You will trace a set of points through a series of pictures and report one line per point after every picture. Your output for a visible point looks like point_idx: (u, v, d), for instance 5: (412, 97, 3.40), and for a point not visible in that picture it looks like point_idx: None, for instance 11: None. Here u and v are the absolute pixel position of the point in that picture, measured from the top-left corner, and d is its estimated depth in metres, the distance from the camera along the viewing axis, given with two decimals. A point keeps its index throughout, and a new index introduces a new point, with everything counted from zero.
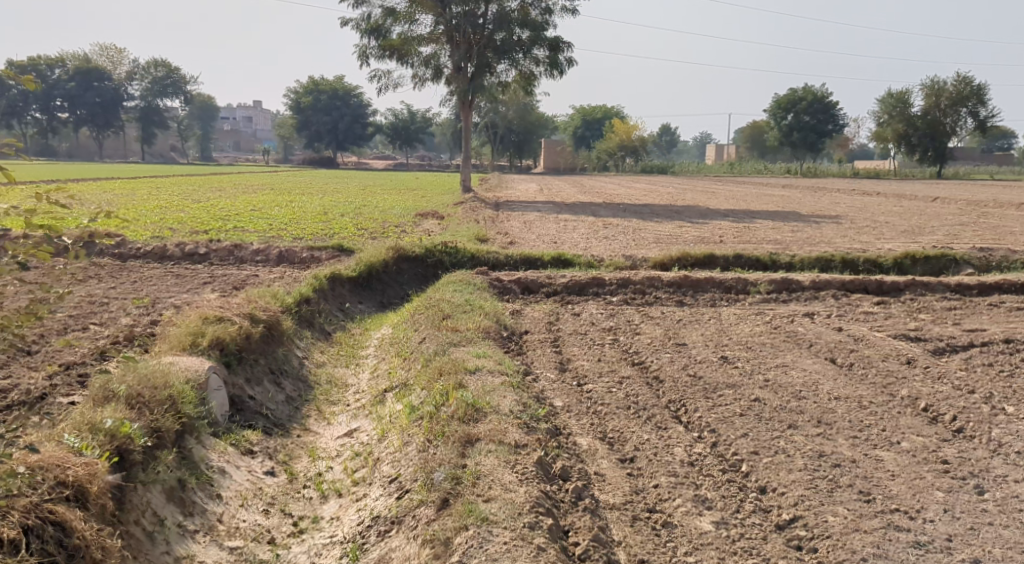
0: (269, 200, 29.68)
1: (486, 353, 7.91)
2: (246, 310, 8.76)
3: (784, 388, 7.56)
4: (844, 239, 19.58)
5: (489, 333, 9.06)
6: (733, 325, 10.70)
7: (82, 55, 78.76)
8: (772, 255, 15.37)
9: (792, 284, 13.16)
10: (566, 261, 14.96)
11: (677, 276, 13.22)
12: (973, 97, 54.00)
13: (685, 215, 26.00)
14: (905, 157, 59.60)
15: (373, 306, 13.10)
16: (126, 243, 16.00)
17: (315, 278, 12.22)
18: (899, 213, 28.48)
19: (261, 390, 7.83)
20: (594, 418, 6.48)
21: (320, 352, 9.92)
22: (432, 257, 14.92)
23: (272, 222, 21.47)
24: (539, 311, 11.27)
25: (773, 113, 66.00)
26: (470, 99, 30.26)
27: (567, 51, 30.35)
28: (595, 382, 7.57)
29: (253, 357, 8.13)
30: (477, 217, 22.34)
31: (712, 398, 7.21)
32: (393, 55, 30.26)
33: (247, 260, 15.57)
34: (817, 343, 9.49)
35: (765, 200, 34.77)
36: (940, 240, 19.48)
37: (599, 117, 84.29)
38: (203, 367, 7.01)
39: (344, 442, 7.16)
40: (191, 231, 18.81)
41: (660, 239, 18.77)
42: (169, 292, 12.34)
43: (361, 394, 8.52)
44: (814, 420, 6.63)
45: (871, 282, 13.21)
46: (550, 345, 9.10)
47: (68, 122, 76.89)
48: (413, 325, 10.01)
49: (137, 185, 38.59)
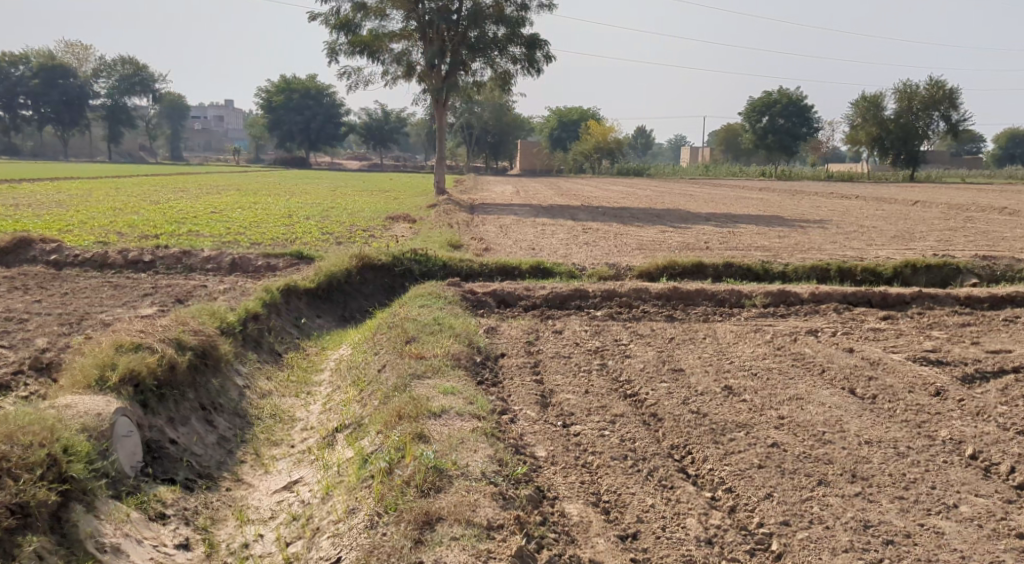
0: (234, 202, 28.19)
1: (453, 387, 6.68)
2: (171, 332, 7.45)
3: (805, 428, 6.45)
4: (834, 245, 18.65)
5: (458, 359, 7.85)
6: (732, 345, 9.57)
7: (47, 53, 77.02)
8: (763, 263, 14.34)
9: (790, 296, 12.11)
10: (545, 270, 13.78)
11: (665, 287, 12.15)
12: (946, 101, 53.77)
13: (667, 219, 24.99)
14: (879, 160, 59.36)
15: (333, 320, 11.87)
16: (65, 249, 14.60)
17: (266, 291, 10.96)
18: (884, 217, 27.62)
19: (186, 432, 6.61)
20: (583, 474, 5.31)
21: (265, 379, 8.64)
22: (399, 266, 13.68)
23: (231, 225, 20.15)
24: (516, 328, 10.10)
25: (749, 116, 65.39)
26: (444, 98, 29.01)
27: (544, 49, 29.21)
28: (584, 423, 6.41)
29: (181, 391, 6.89)
30: (450, 221, 21.13)
31: (722, 443, 6.07)
32: (363, 51, 28.95)
33: (195, 268, 14.24)
34: (830, 369, 8.37)
35: (745, 203, 33.91)
36: (934, 247, 18.57)
37: (575, 119, 83.30)
38: (107, 410, 5.78)
39: (281, 501, 5.92)
40: (140, 236, 17.38)
41: (642, 244, 17.70)
42: (103, 306, 10.98)
43: (309, 433, 7.28)
44: (848, 472, 5.54)
45: (875, 294, 12.19)
46: (529, 373, 7.92)
47: (32, 120, 74.61)
48: (373, 348, 8.78)
49: (94, 184, 36.87)
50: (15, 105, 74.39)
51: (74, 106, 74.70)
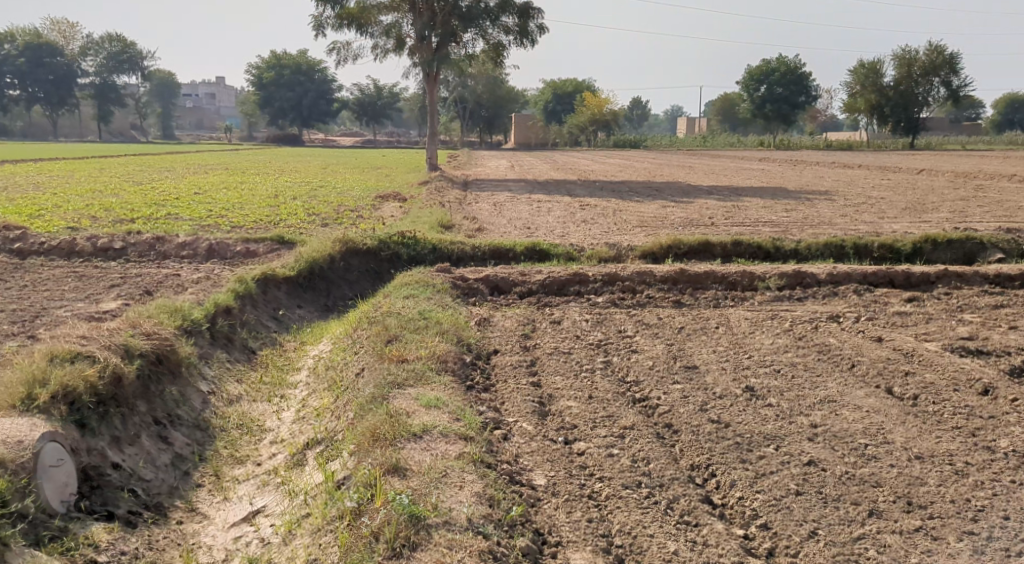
0: (219, 182, 27.16)
1: (438, 398, 5.81)
2: (120, 337, 6.55)
3: (843, 439, 5.63)
4: (844, 219, 17.77)
5: (445, 362, 6.97)
6: (748, 335, 8.70)
7: (33, 31, 75.31)
8: (775, 240, 13.42)
9: (807, 277, 11.20)
10: (542, 252, 12.91)
11: (672, 270, 11.24)
12: (946, 66, 52.46)
13: (666, 193, 24.06)
14: (878, 128, 58.29)
15: (315, 311, 10.99)
16: (30, 236, 13.65)
17: (239, 282, 10.06)
18: (890, 187, 26.62)
19: (133, 454, 5.76)
20: (591, 509, 4.53)
21: (234, 382, 7.76)
22: (386, 249, 12.75)
23: (212, 207, 19.18)
24: (511, 319, 9.24)
25: (746, 85, 64.12)
26: (435, 72, 27.94)
27: (537, 19, 28.12)
28: (588, 439, 5.56)
29: (129, 405, 6.04)
30: (443, 200, 20.20)
31: (750, 461, 5.24)
32: (351, 24, 27.77)
33: (170, 256, 13.33)
34: (861, 363, 7.51)
35: (746, 175, 32.92)
36: (948, 219, 17.68)
37: (570, 90, 81.81)
38: (30, 437, 4.95)
39: (238, 537, 5.10)
40: (114, 221, 16.42)
41: (643, 221, 16.80)
42: (63, 299, 10.07)
43: (279, 447, 6.43)
44: (902, 499, 4.75)
45: (898, 274, 11.29)
46: (526, 375, 7.07)
47: (19, 100, 73.11)
48: (353, 346, 7.90)
49: (77, 166, 35.63)
50: (2, 85, 72.82)
51: (61, 85, 73.02)
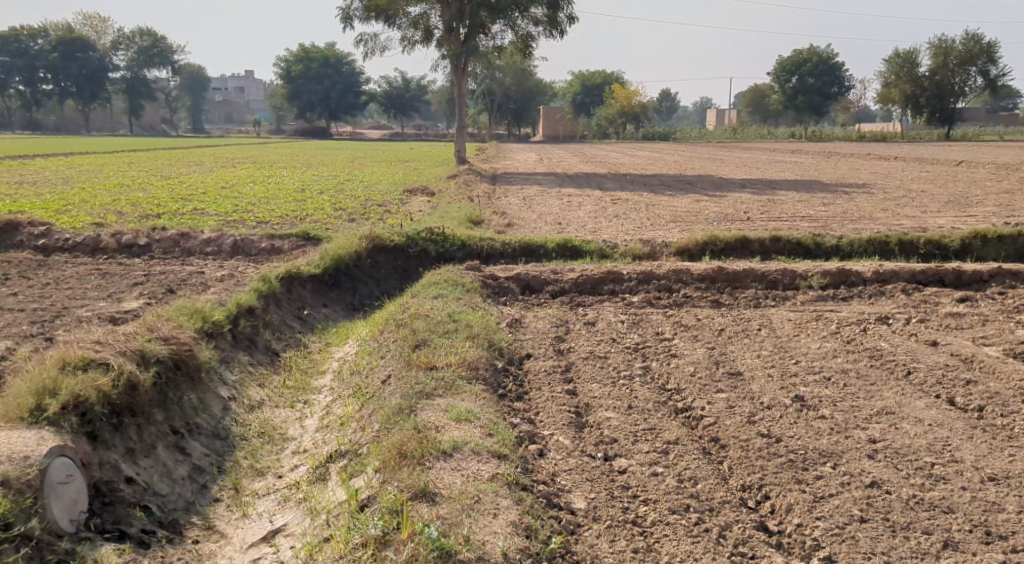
0: (246, 176, 27.02)
1: (469, 411, 5.47)
2: (136, 342, 6.27)
3: (906, 457, 5.19)
4: (885, 213, 17.14)
5: (475, 369, 6.61)
6: (794, 339, 8.23)
7: (66, 26, 76.04)
8: (815, 236, 12.89)
9: (852, 276, 10.67)
10: (573, 249, 12.50)
11: (710, 268, 10.77)
12: (984, 55, 50.95)
13: (699, 186, 23.51)
14: (913, 119, 56.92)
15: (341, 310, 10.70)
16: (55, 232, 13.52)
17: (263, 281, 9.78)
18: (930, 180, 25.78)
19: (148, 466, 5.48)
20: (637, 539, 4.24)
21: (256, 387, 7.45)
22: (413, 246, 12.42)
23: (238, 202, 18.98)
24: (542, 321, 8.86)
25: (777, 76, 62.95)
26: (463, 64, 27.59)
27: (567, 9, 27.60)
28: (630, 454, 5.18)
29: (145, 414, 5.77)
30: (471, 194, 19.86)
31: (806, 482, 4.84)
32: (378, 16, 27.47)
33: (194, 252, 13.14)
34: (918, 370, 7.03)
35: (779, 167, 32.17)
36: (995, 213, 16.99)
37: (598, 82, 80.98)
38: (36, 452, 4.72)
39: (256, 561, 4.81)
40: (140, 216, 16.28)
41: (677, 216, 16.31)
42: (85, 297, 9.87)
43: (302, 458, 6.12)
44: (979, 529, 4.38)
45: (948, 272, 10.71)
46: (560, 382, 6.69)
47: (52, 94, 73.89)
48: (379, 350, 7.57)
49: (108, 160, 35.71)
50: (36, 79, 73.62)
51: (94, 79, 73.64)
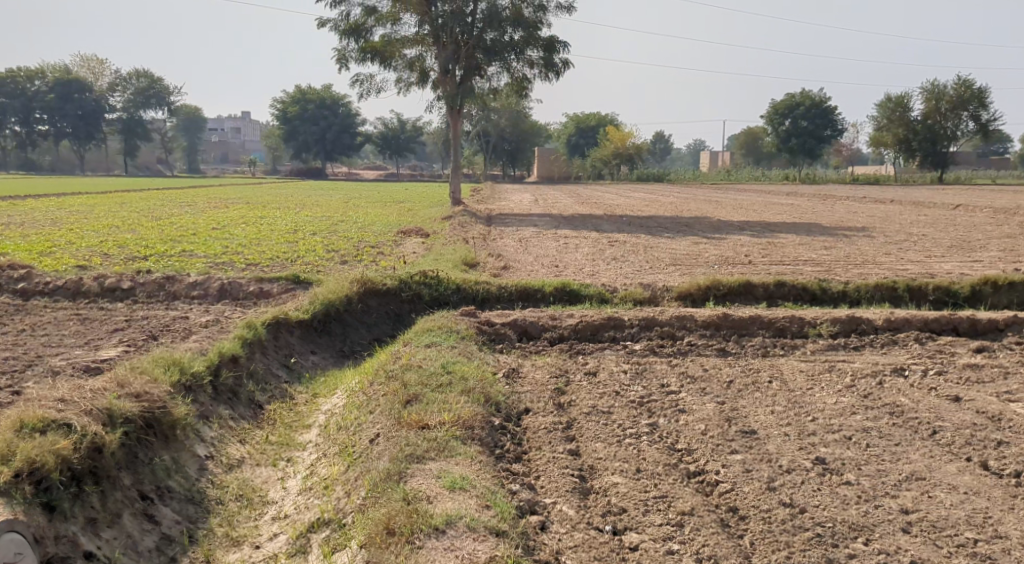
0: (239, 216, 26.66)
1: (464, 479, 5.02)
2: (103, 399, 5.80)
3: (944, 531, 4.76)
4: (888, 257, 16.79)
5: (470, 429, 6.13)
6: (809, 393, 7.76)
7: (64, 68, 76.40)
8: (821, 281, 12.51)
9: (863, 324, 10.25)
10: (571, 293, 12.10)
11: (715, 314, 10.35)
12: (975, 100, 51.30)
13: (697, 228, 23.20)
14: (905, 163, 57.14)
15: (329, 357, 10.22)
16: (35, 276, 13.04)
17: (248, 328, 9.30)
18: (930, 224, 25.50)
19: (112, 538, 4.99)
20: None
21: (236, 443, 6.94)
22: (407, 290, 11.99)
23: (228, 243, 18.57)
24: (542, 371, 8.39)
25: (770, 119, 63.35)
26: (459, 107, 27.43)
27: (563, 51, 27.55)
28: (641, 528, 4.73)
29: (110, 480, 5.28)
30: (466, 236, 19.49)
31: None
32: (373, 58, 27.34)
33: (179, 296, 12.67)
34: (944, 429, 6.57)
35: (775, 209, 31.98)
36: (999, 258, 16.66)
37: (592, 124, 81.41)
38: None
39: None
40: (126, 258, 15.84)
41: (676, 260, 15.94)
42: (60, 344, 9.37)
43: (282, 525, 5.61)
44: None
45: (962, 321, 10.31)
46: (561, 441, 6.21)
47: (48, 135, 74.06)
48: (369, 403, 7.08)
49: (99, 200, 35.30)
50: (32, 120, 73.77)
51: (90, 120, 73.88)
